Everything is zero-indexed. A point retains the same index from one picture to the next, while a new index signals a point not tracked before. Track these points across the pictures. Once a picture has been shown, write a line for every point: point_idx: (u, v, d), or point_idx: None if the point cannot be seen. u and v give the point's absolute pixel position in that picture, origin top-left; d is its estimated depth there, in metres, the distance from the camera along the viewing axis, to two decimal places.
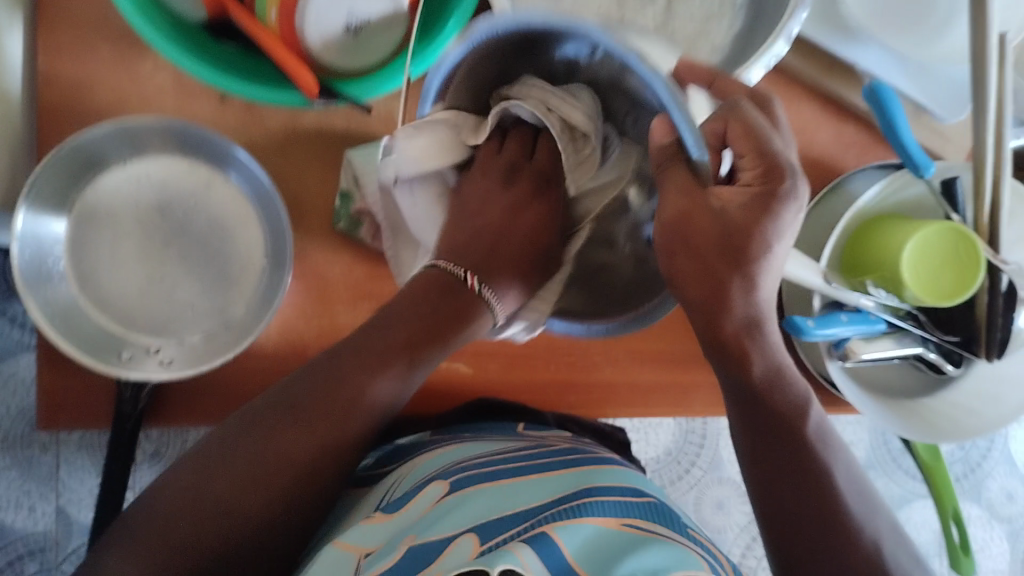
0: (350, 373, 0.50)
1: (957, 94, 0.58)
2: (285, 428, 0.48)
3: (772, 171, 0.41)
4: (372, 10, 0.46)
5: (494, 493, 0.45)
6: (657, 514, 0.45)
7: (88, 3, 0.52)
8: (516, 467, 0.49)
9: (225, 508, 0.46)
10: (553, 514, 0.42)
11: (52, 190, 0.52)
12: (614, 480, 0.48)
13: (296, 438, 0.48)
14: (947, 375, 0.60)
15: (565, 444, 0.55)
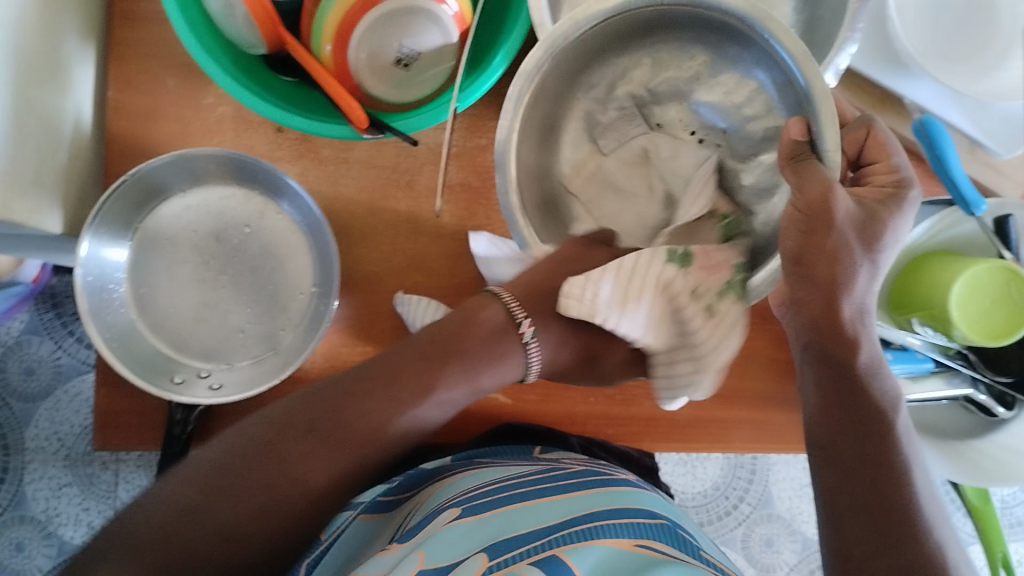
0: (375, 391, 0.45)
1: (1015, 130, 0.56)
2: (256, 431, 0.42)
3: (900, 179, 0.42)
4: (422, 44, 0.48)
5: (509, 513, 0.47)
6: (671, 537, 0.46)
7: (155, 39, 0.55)
8: (535, 488, 0.50)
9: (223, 528, 0.38)
10: (565, 535, 0.43)
11: (115, 220, 0.54)
12: (630, 503, 0.49)
13: (331, 443, 0.42)
14: (999, 417, 0.58)
15: (581, 467, 0.55)
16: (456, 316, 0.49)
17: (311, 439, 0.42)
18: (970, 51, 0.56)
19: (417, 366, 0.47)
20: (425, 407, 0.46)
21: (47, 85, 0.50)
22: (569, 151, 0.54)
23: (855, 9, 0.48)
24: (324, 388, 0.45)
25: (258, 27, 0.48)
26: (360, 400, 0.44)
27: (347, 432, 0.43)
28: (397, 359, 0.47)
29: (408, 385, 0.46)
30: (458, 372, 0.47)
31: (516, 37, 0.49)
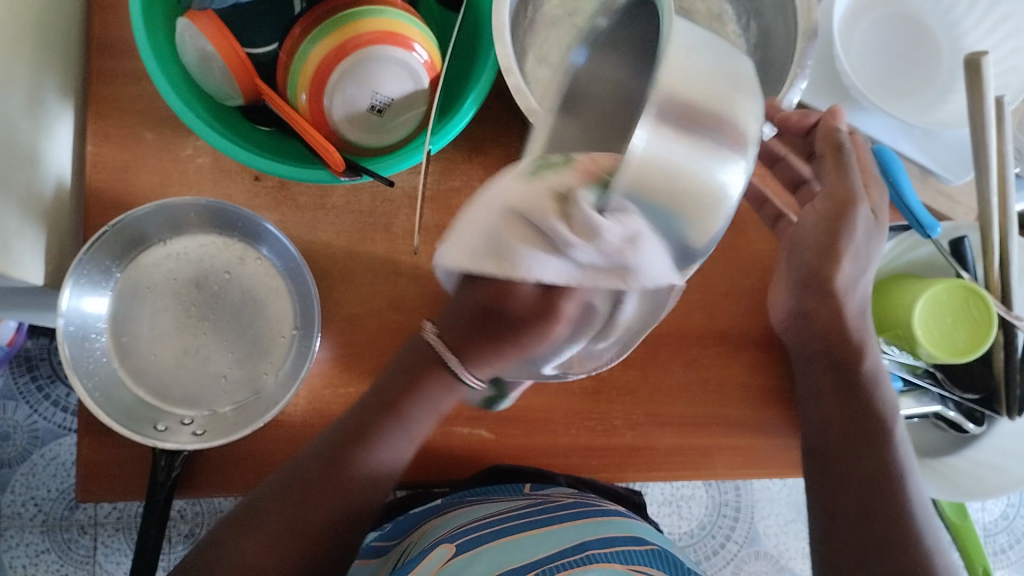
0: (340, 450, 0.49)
1: (962, 156, 0.59)
2: (250, 526, 0.48)
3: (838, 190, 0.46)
4: (395, 91, 0.50)
5: (505, 545, 0.48)
6: (662, 562, 0.48)
7: (133, 95, 0.56)
8: (526, 520, 0.52)
9: None
10: (561, 564, 0.46)
11: (96, 270, 0.55)
12: (618, 531, 0.51)
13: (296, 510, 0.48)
14: (969, 433, 0.60)
15: (570, 498, 0.56)
16: (376, 398, 0.51)
17: (268, 530, 0.48)
18: (916, 85, 0.60)
19: (341, 452, 0.49)
20: (381, 451, 0.50)
21: (28, 141, 0.52)
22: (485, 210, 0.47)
23: (803, 47, 0.50)
24: (279, 481, 0.50)
25: (233, 75, 0.50)
26: (309, 497, 0.49)
27: (305, 522, 0.48)
28: (352, 420, 0.50)
29: (365, 436, 0.50)
30: (397, 428, 0.50)
31: (485, 81, 0.51)
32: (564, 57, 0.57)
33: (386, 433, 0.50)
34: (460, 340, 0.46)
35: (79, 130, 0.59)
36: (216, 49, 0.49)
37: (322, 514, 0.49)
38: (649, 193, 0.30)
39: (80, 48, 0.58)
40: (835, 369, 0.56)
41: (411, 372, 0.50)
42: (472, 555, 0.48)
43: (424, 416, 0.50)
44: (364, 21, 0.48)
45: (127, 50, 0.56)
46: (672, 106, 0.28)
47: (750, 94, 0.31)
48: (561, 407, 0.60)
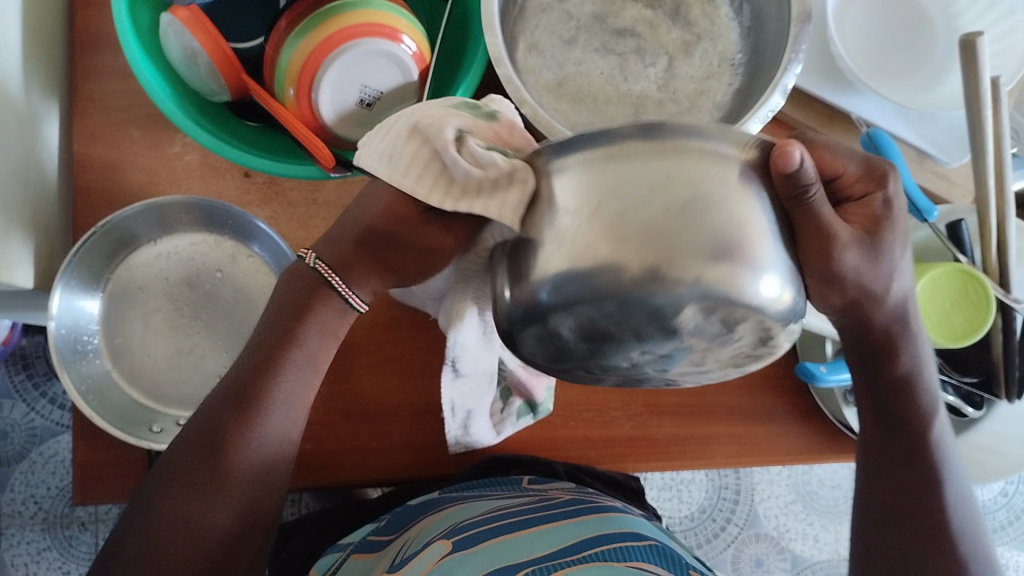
0: (236, 409, 0.42)
1: (959, 138, 0.58)
2: (159, 494, 0.42)
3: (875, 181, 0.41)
4: (383, 83, 0.50)
5: (502, 544, 0.48)
6: (661, 558, 0.48)
7: (119, 93, 0.56)
8: (524, 518, 0.52)
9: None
10: (558, 563, 0.46)
11: (87, 271, 0.54)
12: (617, 527, 0.50)
13: (199, 478, 0.42)
14: (969, 418, 0.59)
15: (569, 495, 0.56)
16: (273, 331, 0.43)
17: (182, 492, 0.42)
18: (911, 67, 0.59)
19: (232, 418, 0.42)
20: (281, 397, 0.43)
21: (15, 142, 0.51)
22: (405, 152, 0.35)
23: (796, 31, 0.50)
24: (177, 446, 0.43)
25: (219, 71, 0.49)
26: (217, 465, 0.42)
27: (227, 488, 0.42)
28: (248, 368, 0.43)
29: (264, 383, 0.43)
30: (300, 372, 0.44)
31: (476, 71, 0.51)
32: (555, 44, 0.56)
33: (290, 373, 0.43)
34: (354, 263, 0.43)
35: (65, 128, 0.59)
36: (202, 45, 0.48)
37: (245, 477, 0.43)
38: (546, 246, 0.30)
39: (65, 45, 0.58)
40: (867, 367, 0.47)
41: (298, 306, 0.43)
42: (470, 552, 0.47)
43: (322, 345, 0.44)
44: (351, 13, 0.47)
45: (112, 47, 0.56)
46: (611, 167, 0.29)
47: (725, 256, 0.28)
48: (558, 399, 0.60)
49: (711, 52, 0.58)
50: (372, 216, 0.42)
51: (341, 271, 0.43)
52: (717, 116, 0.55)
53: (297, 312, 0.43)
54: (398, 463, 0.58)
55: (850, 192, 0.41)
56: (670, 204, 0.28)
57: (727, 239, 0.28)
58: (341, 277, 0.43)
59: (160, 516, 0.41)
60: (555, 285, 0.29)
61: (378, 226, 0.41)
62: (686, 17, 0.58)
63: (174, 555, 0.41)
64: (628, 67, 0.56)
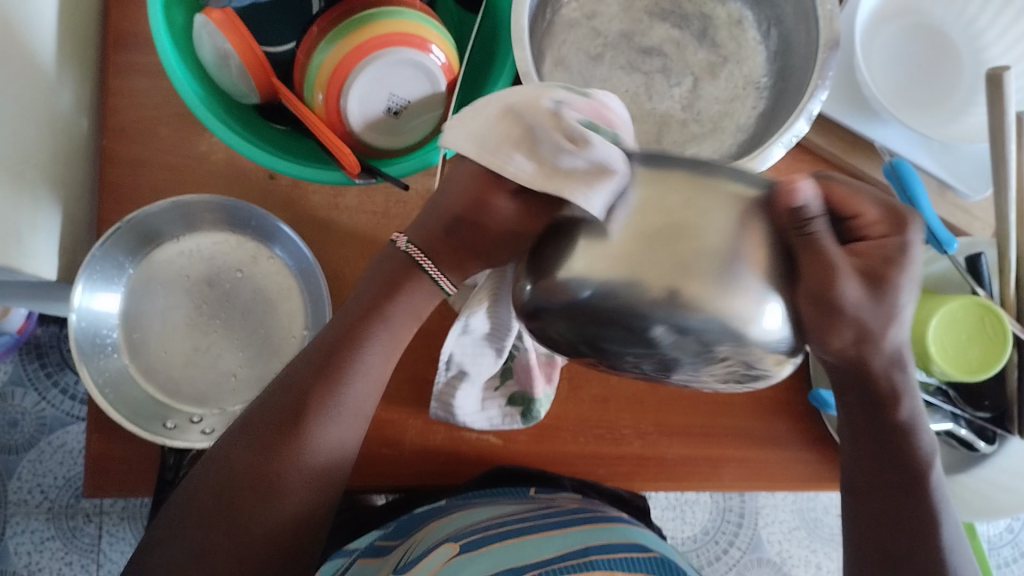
0: (314, 382, 0.45)
1: (981, 172, 0.59)
2: (238, 451, 0.44)
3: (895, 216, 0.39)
4: (410, 92, 0.50)
5: (506, 549, 0.48)
6: (665, 570, 0.47)
7: (149, 90, 0.56)
8: (528, 526, 0.52)
9: (199, 547, 0.42)
10: (561, 568, 0.45)
11: (109, 265, 0.55)
12: (622, 538, 0.50)
13: (270, 442, 0.44)
14: (980, 452, 0.59)
15: (575, 504, 0.56)
16: (359, 309, 0.47)
17: (251, 452, 0.44)
18: (935, 97, 0.59)
19: (317, 383, 0.45)
20: (360, 373, 0.46)
21: (46, 135, 0.52)
22: (482, 128, 0.38)
23: (824, 58, 0.50)
24: (251, 413, 0.46)
25: (250, 73, 0.50)
26: (296, 430, 0.44)
27: (301, 452, 0.44)
28: (329, 341, 0.46)
29: (343, 358, 0.46)
30: (379, 345, 0.47)
31: (503, 84, 0.51)
32: (582, 60, 0.57)
33: (372, 344, 0.47)
34: (439, 246, 0.46)
35: (95, 123, 0.59)
36: (234, 47, 0.49)
37: (320, 445, 0.45)
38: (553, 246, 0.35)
39: (98, 40, 0.58)
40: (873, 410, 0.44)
41: (387, 282, 0.47)
42: (474, 556, 0.48)
43: (405, 325, 0.48)
44: (383, 21, 0.48)
45: (145, 45, 0.56)
46: (654, 176, 0.33)
47: (723, 272, 0.31)
48: (569, 413, 0.60)
49: (738, 74, 0.58)
50: (458, 204, 0.45)
51: (435, 257, 0.47)
52: (740, 138, 0.55)
53: (391, 283, 0.47)
54: (408, 470, 0.58)
55: (868, 232, 0.39)
56: (677, 230, 0.32)
57: (720, 271, 0.32)
58: (432, 260, 0.47)
59: (229, 474, 0.44)
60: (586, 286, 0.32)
61: (460, 213, 0.44)
62: (713, 39, 0.59)
63: (243, 522, 0.43)
64: (653, 86, 0.57)
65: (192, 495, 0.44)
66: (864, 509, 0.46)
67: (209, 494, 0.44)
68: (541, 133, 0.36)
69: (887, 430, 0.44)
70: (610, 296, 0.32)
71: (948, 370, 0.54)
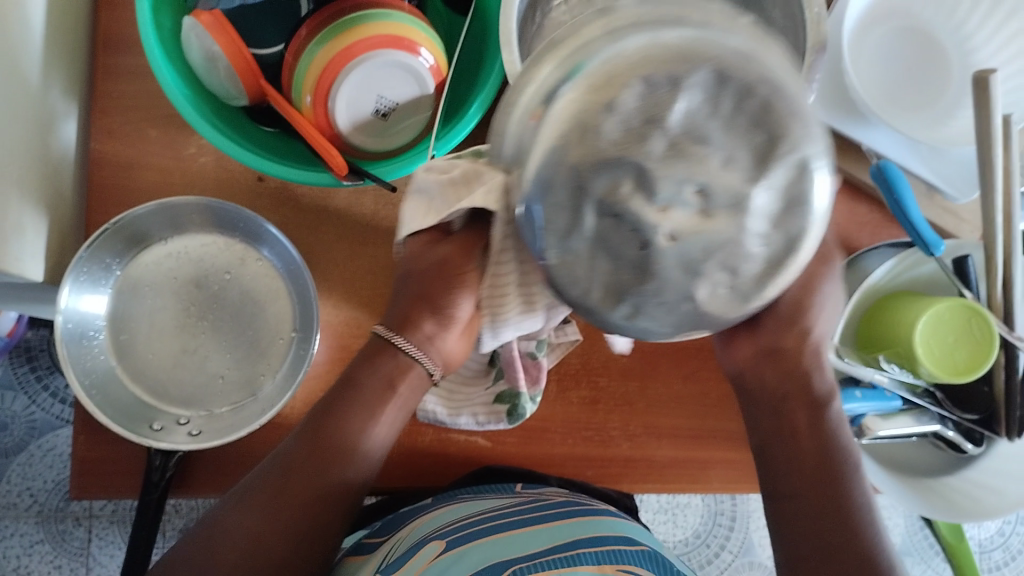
0: (303, 448, 0.46)
1: (969, 175, 0.59)
2: (229, 513, 0.44)
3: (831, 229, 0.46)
4: (399, 95, 0.50)
5: (493, 542, 0.48)
6: (654, 563, 0.47)
7: (138, 93, 0.56)
8: (515, 518, 0.52)
9: None
10: (548, 561, 0.45)
11: (96, 266, 0.55)
12: (610, 531, 0.50)
13: (257, 502, 0.45)
14: (968, 454, 0.59)
15: (561, 498, 0.56)
16: (342, 379, 0.48)
17: (245, 510, 0.44)
18: (923, 101, 0.59)
19: (304, 443, 0.46)
20: (343, 437, 0.46)
21: (32, 136, 0.52)
22: (414, 221, 0.42)
23: (811, 61, 0.50)
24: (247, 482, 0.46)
25: (239, 76, 0.50)
26: (287, 486, 0.45)
27: (288, 512, 0.44)
28: (317, 412, 0.47)
29: (330, 424, 0.46)
30: (364, 419, 0.47)
31: (491, 84, 0.51)
32: None
33: (356, 412, 0.47)
34: (406, 317, 0.47)
35: (83, 125, 0.59)
36: (223, 50, 0.49)
37: (308, 501, 0.45)
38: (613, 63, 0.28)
39: (87, 42, 0.58)
40: (812, 410, 0.46)
41: (364, 358, 0.48)
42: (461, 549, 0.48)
43: (384, 395, 0.47)
44: (369, 25, 0.48)
45: (133, 47, 0.56)
46: (577, 54, 0.30)
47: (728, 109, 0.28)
48: (558, 415, 0.60)
49: None
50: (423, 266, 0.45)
51: (406, 331, 0.47)
52: None
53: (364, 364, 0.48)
54: (397, 471, 0.58)
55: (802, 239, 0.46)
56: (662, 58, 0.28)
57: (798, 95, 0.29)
58: (405, 339, 0.47)
59: (218, 532, 0.44)
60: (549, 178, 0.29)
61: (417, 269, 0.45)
62: None
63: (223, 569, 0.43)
64: None
65: (180, 552, 0.44)
66: (792, 504, 0.45)
67: (196, 552, 0.43)
68: (432, 190, 0.39)
69: (815, 425, 0.45)
70: (620, 172, 0.28)
71: (937, 373, 0.54)
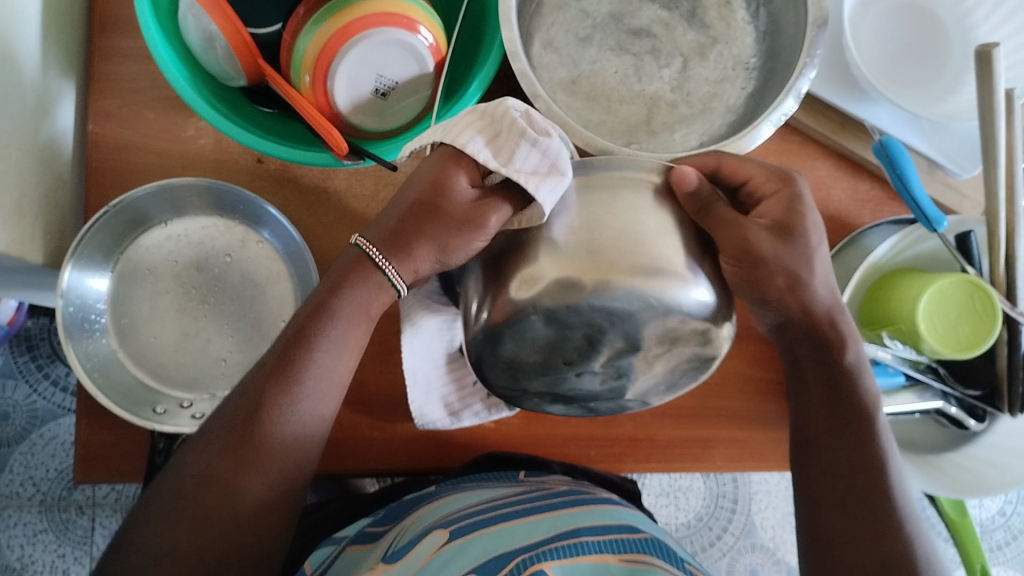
0: (268, 385, 0.43)
1: (972, 151, 0.59)
2: (192, 458, 0.42)
3: (784, 177, 0.47)
4: (399, 74, 0.50)
5: (497, 533, 0.48)
6: (655, 549, 0.48)
7: (135, 75, 0.56)
8: (520, 509, 0.52)
9: (146, 559, 0.40)
10: (554, 549, 0.45)
11: (96, 249, 0.54)
12: (612, 520, 0.50)
13: (228, 446, 0.42)
14: (971, 430, 0.60)
15: (565, 487, 0.56)
16: (309, 308, 0.45)
17: (212, 454, 0.42)
18: (925, 76, 0.59)
19: (272, 386, 0.43)
20: (313, 373, 0.44)
21: (30, 118, 0.51)
22: (477, 145, 0.41)
23: (813, 35, 0.50)
24: (213, 423, 0.43)
25: (237, 56, 0.50)
26: (254, 431, 0.42)
27: (257, 460, 0.42)
28: (283, 345, 0.44)
29: (299, 356, 0.43)
30: (329, 351, 0.44)
31: (491, 64, 0.51)
32: (570, 42, 0.56)
33: (324, 345, 0.44)
34: (397, 240, 0.44)
35: (81, 108, 0.59)
36: (220, 30, 0.48)
37: (280, 444, 0.43)
38: (592, 252, 0.41)
39: (82, 24, 0.58)
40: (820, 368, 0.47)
41: (337, 281, 0.45)
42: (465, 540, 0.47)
43: (355, 326, 0.45)
44: (369, 4, 0.47)
45: (130, 29, 0.56)
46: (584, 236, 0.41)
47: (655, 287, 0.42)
48: None
49: (726, 55, 0.58)
50: (424, 191, 0.43)
51: (395, 258, 0.44)
52: (730, 119, 0.55)
53: (343, 280, 0.45)
54: (401, 452, 0.58)
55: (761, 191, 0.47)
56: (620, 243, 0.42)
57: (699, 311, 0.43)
58: (388, 260, 0.44)
59: (187, 479, 0.41)
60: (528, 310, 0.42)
61: (421, 196, 0.43)
62: (702, 20, 0.58)
63: (195, 513, 0.41)
64: (642, 67, 0.57)
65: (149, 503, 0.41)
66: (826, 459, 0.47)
67: (168, 501, 0.41)
68: (507, 121, 0.41)
69: (835, 381, 0.47)
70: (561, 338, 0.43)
71: (940, 352, 0.54)
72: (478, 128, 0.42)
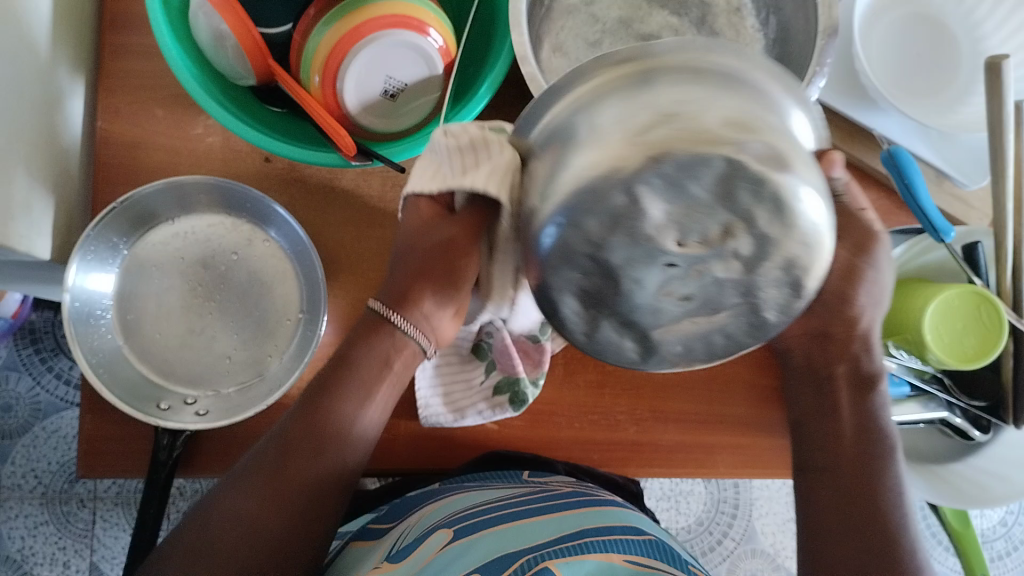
0: (298, 425, 0.44)
1: (979, 163, 0.58)
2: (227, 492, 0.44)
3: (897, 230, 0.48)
4: (408, 76, 0.50)
5: (500, 532, 0.48)
6: (658, 553, 0.47)
7: (144, 72, 0.56)
8: (523, 509, 0.51)
9: None
10: (558, 549, 0.45)
11: (104, 245, 0.55)
12: (615, 521, 0.50)
13: (257, 482, 0.44)
14: (975, 441, 0.59)
15: (567, 488, 0.56)
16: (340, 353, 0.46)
17: (241, 490, 0.44)
18: (934, 87, 0.59)
19: (298, 425, 0.44)
20: (340, 416, 0.45)
21: (39, 113, 0.51)
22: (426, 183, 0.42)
23: (824, 44, 0.50)
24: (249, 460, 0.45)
25: (247, 56, 0.50)
26: (281, 471, 0.44)
27: (301, 469, 0.44)
28: (313, 388, 0.46)
29: (329, 398, 0.45)
30: (359, 398, 0.45)
31: (500, 67, 0.51)
32: (580, 46, 0.56)
33: (351, 392, 0.45)
34: (403, 293, 0.45)
35: (90, 104, 0.59)
36: (231, 29, 0.48)
37: (306, 482, 0.44)
38: (742, 123, 0.30)
39: (93, 21, 0.58)
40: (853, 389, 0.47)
41: (355, 337, 0.46)
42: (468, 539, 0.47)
43: (377, 375, 0.45)
44: (380, 5, 0.47)
45: (141, 26, 0.56)
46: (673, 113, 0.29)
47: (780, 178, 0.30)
48: (564, 398, 0.60)
49: None
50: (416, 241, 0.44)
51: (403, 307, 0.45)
52: None
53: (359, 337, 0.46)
54: (405, 452, 0.58)
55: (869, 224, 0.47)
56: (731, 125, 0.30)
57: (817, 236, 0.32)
58: (398, 312, 0.45)
59: (216, 514, 0.43)
60: (573, 213, 0.30)
61: (413, 244, 0.44)
62: (712, 26, 0.58)
63: (222, 546, 0.43)
64: None
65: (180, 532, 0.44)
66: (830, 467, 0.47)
67: (197, 532, 0.43)
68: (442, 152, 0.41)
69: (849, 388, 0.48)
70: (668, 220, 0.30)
71: (945, 362, 0.55)
72: (428, 171, 0.43)
